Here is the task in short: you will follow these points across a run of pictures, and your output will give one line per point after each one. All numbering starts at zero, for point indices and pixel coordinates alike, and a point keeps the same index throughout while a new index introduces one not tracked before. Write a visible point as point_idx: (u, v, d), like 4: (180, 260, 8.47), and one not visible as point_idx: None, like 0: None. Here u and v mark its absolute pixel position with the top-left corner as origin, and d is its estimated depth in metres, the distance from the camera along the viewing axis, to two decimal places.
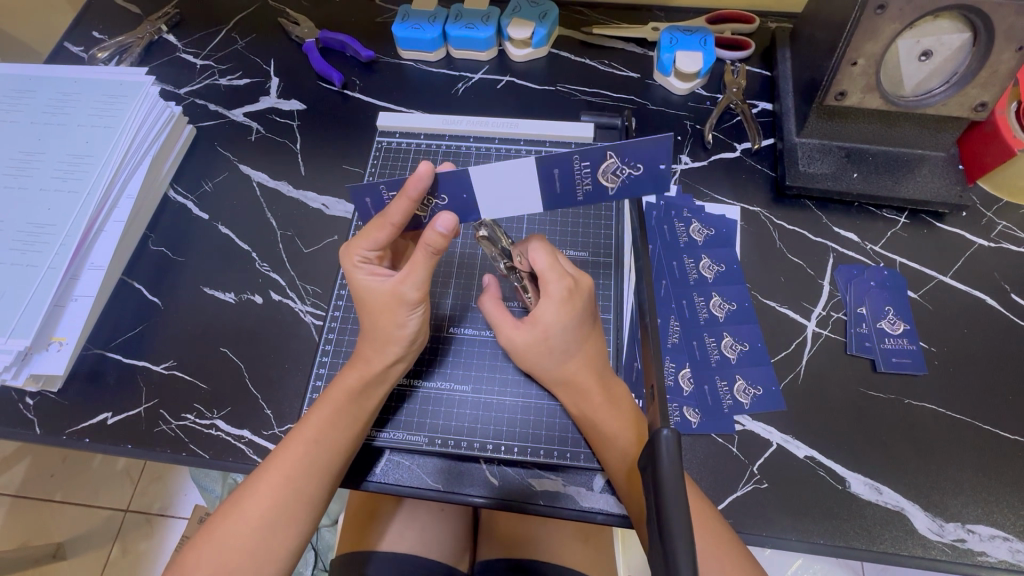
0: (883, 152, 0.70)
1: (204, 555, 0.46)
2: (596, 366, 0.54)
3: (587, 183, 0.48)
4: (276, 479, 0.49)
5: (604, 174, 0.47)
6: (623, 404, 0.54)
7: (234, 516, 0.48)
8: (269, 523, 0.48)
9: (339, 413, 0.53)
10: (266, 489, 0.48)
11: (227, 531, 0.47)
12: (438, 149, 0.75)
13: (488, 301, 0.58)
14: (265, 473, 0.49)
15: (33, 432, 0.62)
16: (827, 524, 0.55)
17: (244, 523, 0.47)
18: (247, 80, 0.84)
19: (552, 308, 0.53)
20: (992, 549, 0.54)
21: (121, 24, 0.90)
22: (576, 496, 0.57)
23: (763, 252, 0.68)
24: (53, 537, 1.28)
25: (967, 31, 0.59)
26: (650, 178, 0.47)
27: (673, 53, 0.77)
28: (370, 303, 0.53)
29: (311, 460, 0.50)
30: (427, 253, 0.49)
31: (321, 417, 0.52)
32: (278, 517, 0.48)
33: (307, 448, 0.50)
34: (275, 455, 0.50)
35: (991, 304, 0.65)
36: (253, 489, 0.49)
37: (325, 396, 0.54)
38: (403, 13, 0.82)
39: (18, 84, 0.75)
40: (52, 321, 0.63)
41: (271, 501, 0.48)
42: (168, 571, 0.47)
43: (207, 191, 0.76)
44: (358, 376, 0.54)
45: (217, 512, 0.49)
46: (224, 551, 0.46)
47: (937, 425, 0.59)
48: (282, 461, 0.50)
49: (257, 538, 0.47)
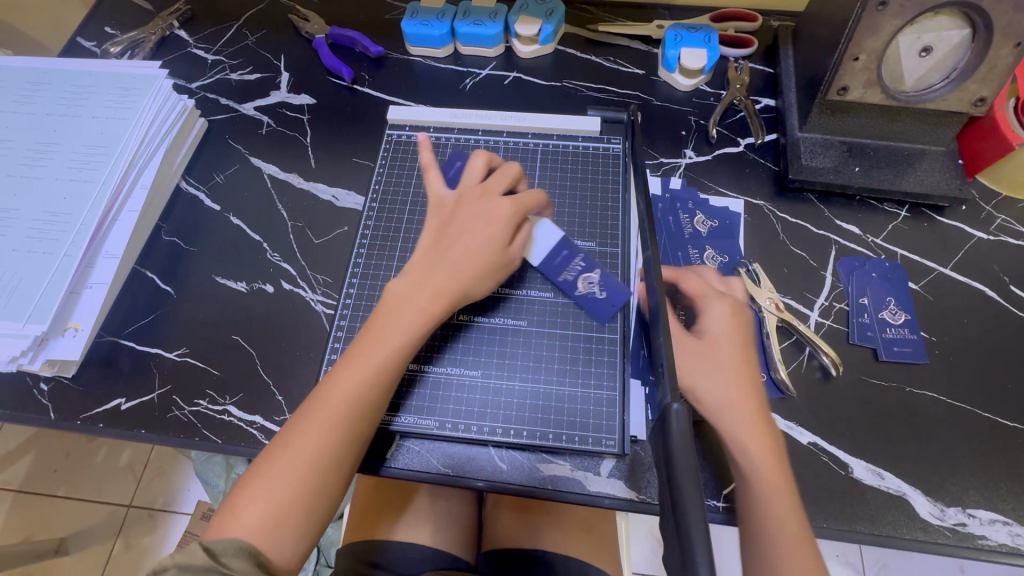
0: (884, 147, 0.71)
1: (252, 497, 0.47)
2: (733, 376, 0.55)
3: (571, 276, 0.63)
4: (318, 433, 0.49)
5: (583, 279, 0.62)
6: (749, 414, 0.53)
7: (275, 471, 0.48)
8: (311, 475, 0.48)
9: (399, 354, 0.53)
10: (318, 428, 0.49)
11: (266, 489, 0.47)
12: (447, 142, 0.76)
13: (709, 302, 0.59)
14: (306, 424, 0.49)
15: (48, 417, 0.62)
16: (830, 509, 0.56)
17: (299, 459, 0.48)
18: (258, 75, 0.85)
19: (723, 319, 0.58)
20: (992, 533, 0.55)
21: (134, 20, 0.92)
22: (583, 481, 0.58)
23: (766, 244, 0.70)
24: (56, 532, 1.29)
25: (966, 27, 0.60)
26: (602, 306, 0.62)
27: (678, 49, 0.78)
28: (473, 244, 0.56)
29: (356, 411, 0.50)
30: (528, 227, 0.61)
31: (382, 356, 0.52)
32: (334, 452, 0.49)
33: (356, 394, 0.51)
34: (334, 387, 0.51)
35: (991, 295, 0.66)
36: (306, 427, 0.49)
37: (379, 336, 0.53)
38: (413, 10, 0.84)
39: (34, 77, 0.77)
40: (67, 307, 0.64)
41: (314, 453, 0.49)
42: (222, 510, 0.48)
43: (219, 183, 0.77)
44: (417, 320, 0.53)
45: (254, 466, 0.49)
46: (279, 485, 0.48)
47: (937, 411, 0.60)
48: (323, 411, 0.50)
49: (301, 493, 0.48)
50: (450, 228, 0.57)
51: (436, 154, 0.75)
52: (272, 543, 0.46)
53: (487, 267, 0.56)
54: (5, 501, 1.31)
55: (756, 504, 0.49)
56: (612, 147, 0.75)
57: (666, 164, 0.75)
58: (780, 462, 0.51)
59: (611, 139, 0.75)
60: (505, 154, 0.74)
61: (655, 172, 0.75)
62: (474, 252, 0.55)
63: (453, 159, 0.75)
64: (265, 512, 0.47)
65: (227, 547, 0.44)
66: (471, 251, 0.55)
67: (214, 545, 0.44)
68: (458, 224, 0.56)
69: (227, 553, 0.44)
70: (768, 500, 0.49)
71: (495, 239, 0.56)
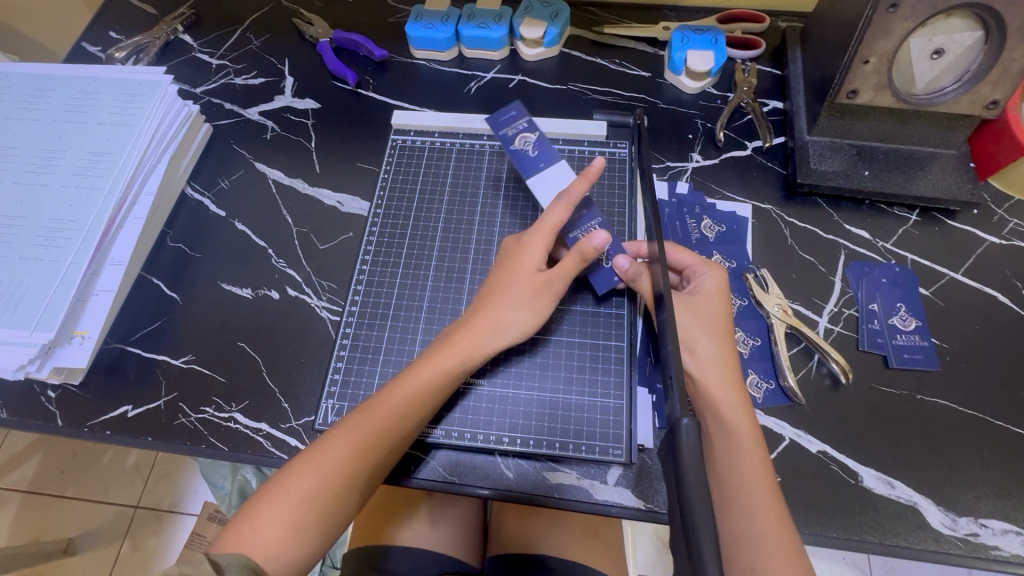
0: (894, 150, 0.70)
1: (271, 505, 0.49)
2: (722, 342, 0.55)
3: (585, 237, 0.65)
4: (339, 458, 0.51)
5: None
6: (730, 378, 0.54)
7: (290, 491, 0.50)
8: (323, 498, 0.50)
9: (432, 390, 0.55)
10: (343, 449, 0.52)
11: (278, 509, 0.49)
12: (451, 147, 0.76)
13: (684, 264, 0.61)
14: (329, 447, 0.52)
15: (56, 425, 0.63)
16: (839, 518, 0.55)
17: (320, 475, 0.50)
18: (262, 80, 0.85)
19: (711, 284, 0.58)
20: (1005, 543, 0.54)
21: (139, 24, 0.92)
22: (590, 489, 0.57)
23: (774, 248, 0.69)
24: (64, 532, 1.30)
25: (978, 28, 0.59)
26: (609, 272, 0.63)
27: (684, 52, 0.77)
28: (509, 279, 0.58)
29: (377, 445, 0.53)
30: (577, 258, 0.57)
31: (416, 387, 0.54)
32: (353, 475, 0.51)
33: (380, 429, 0.53)
34: (367, 410, 0.54)
35: (1003, 300, 0.65)
36: (334, 444, 0.52)
37: (417, 369, 0.56)
38: (417, 13, 0.83)
39: (39, 83, 0.77)
40: (74, 315, 0.64)
41: (330, 477, 0.51)
42: (241, 515, 0.50)
43: (224, 189, 0.77)
44: (451, 353, 0.56)
45: (273, 483, 0.51)
46: (297, 497, 0.50)
47: (949, 419, 0.59)
48: (347, 437, 0.52)
49: (311, 515, 0.50)
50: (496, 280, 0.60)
51: (440, 158, 0.75)
52: (274, 559, 0.48)
53: (522, 301, 0.57)
54: (14, 502, 1.32)
55: (731, 470, 0.50)
56: (618, 152, 0.74)
57: (673, 168, 0.75)
58: (756, 426, 0.52)
59: (616, 144, 0.75)
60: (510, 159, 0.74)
61: (661, 176, 0.74)
62: (510, 306, 0.57)
63: (458, 164, 0.74)
64: (281, 520, 0.49)
65: (235, 561, 0.45)
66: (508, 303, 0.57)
67: (222, 559, 0.44)
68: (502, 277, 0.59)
69: (232, 568, 0.44)
70: (744, 466, 0.50)
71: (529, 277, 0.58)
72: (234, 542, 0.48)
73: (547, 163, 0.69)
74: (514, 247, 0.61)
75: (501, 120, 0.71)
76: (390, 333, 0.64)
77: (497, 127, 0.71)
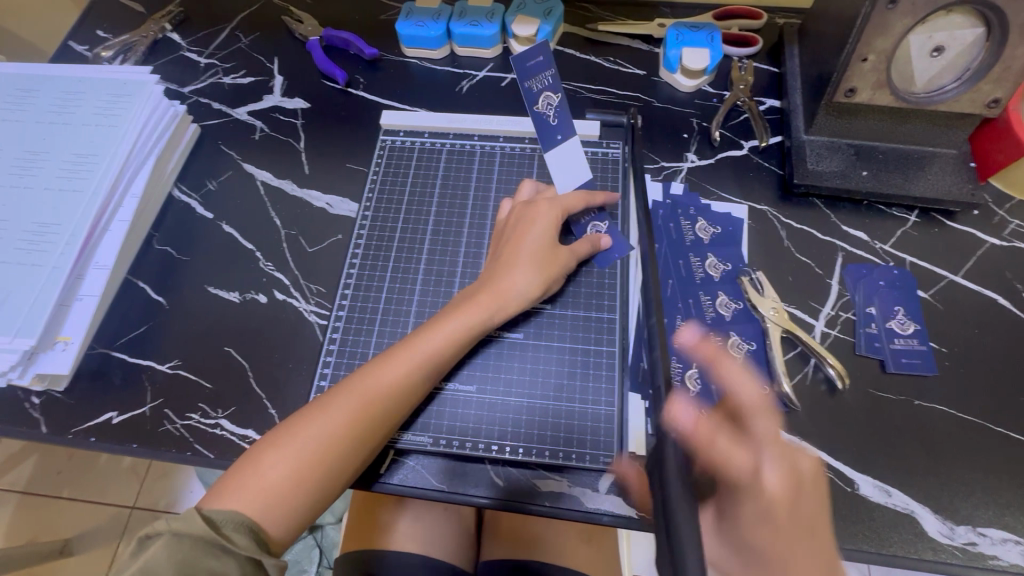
0: (893, 149, 0.69)
1: (279, 454, 0.49)
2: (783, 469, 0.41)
3: (585, 221, 0.67)
4: (337, 419, 0.51)
5: (592, 226, 0.67)
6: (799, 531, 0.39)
7: (286, 448, 0.49)
8: (319, 458, 0.49)
9: (446, 351, 0.55)
10: (356, 403, 0.52)
11: (272, 466, 0.48)
12: (442, 147, 0.74)
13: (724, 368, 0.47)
14: (327, 407, 0.51)
15: (40, 432, 0.62)
16: (835, 526, 0.54)
17: (329, 429, 0.50)
18: (251, 79, 0.84)
19: (751, 399, 0.45)
20: (1004, 552, 0.53)
21: (126, 23, 0.90)
22: (581, 497, 0.56)
23: (770, 251, 0.68)
24: (60, 533, 1.29)
25: (980, 25, 0.58)
26: (604, 253, 0.65)
27: (679, 49, 0.76)
28: (526, 246, 0.60)
29: (376, 409, 0.52)
30: (590, 243, 0.63)
31: (428, 348, 0.55)
32: (363, 430, 0.51)
33: (379, 393, 0.52)
34: (379, 368, 0.54)
35: (1004, 303, 0.64)
36: (344, 399, 0.52)
37: (429, 330, 0.56)
38: (407, 11, 0.82)
39: (23, 84, 0.75)
40: (57, 320, 0.63)
41: (328, 437, 0.50)
42: (245, 463, 0.49)
43: (212, 191, 0.76)
44: (466, 315, 0.57)
45: (267, 440, 0.50)
46: (304, 450, 0.49)
47: (947, 425, 0.58)
48: (347, 398, 0.52)
49: (305, 475, 0.49)
50: (499, 251, 0.61)
51: (431, 159, 0.74)
52: (267, 519, 0.47)
53: (541, 266, 0.60)
54: (10, 503, 1.31)
55: None
56: (612, 152, 0.73)
57: (667, 168, 0.73)
58: None
59: (610, 144, 0.73)
60: (502, 160, 0.73)
61: (656, 176, 0.73)
62: (514, 273, 0.59)
63: (449, 165, 0.73)
64: (288, 468, 0.49)
65: (228, 519, 0.45)
66: (513, 271, 0.59)
67: (214, 516, 0.45)
68: (507, 247, 0.61)
69: (227, 525, 0.45)
70: None
71: (546, 244, 0.61)
72: (224, 497, 0.47)
73: (563, 134, 0.71)
74: (528, 215, 0.62)
75: (526, 67, 0.68)
76: (378, 338, 0.63)
77: (523, 78, 0.68)
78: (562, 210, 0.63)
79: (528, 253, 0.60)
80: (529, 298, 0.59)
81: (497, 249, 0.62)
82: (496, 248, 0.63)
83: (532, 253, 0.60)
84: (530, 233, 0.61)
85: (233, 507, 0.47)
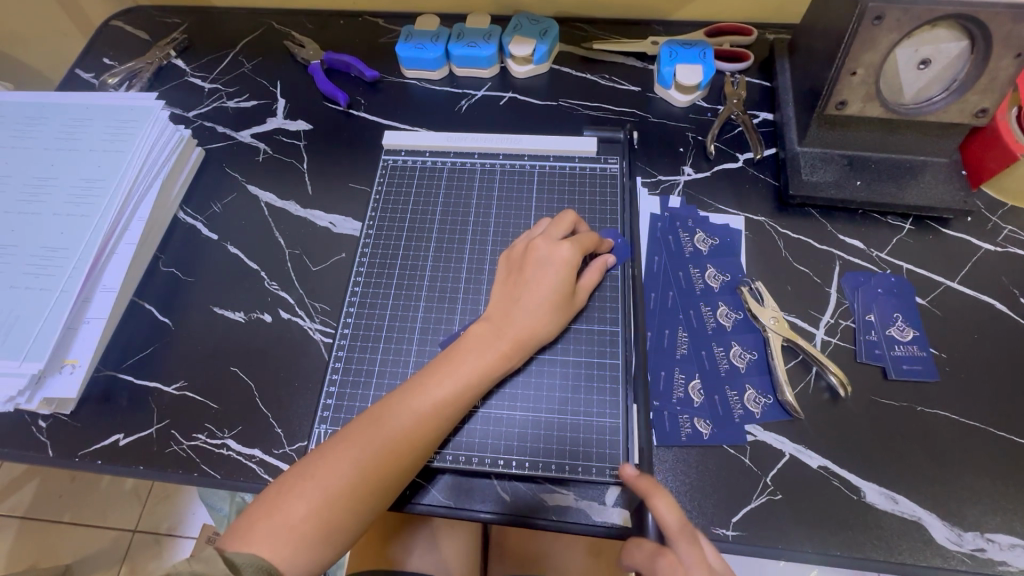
0: (884, 159, 0.70)
1: (296, 502, 0.49)
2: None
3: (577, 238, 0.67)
4: (359, 464, 0.50)
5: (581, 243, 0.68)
6: None
7: (305, 494, 0.49)
8: (343, 504, 0.50)
9: (463, 394, 0.55)
10: (374, 448, 0.51)
11: (297, 512, 0.49)
12: (443, 165, 0.76)
13: (660, 503, 0.48)
14: (347, 451, 0.51)
15: (46, 455, 0.62)
16: (844, 536, 0.54)
17: (347, 474, 0.50)
18: (254, 102, 0.86)
19: (677, 521, 0.47)
20: (1012, 558, 0.53)
21: (132, 50, 0.93)
22: (588, 510, 0.56)
23: (769, 261, 0.68)
24: (61, 559, 1.28)
25: (964, 39, 0.60)
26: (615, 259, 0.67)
27: (673, 66, 0.78)
28: (545, 291, 0.59)
29: (398, 451, 0.52)
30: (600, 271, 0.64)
31: (447, 391, 0.54)
32: (382, 476, 0.51)
33: (402, 438, 0.52)
34: (397, 410, 0.53)
35: (1001, 308, 0.64)
36: (361, 443, 0.51)
37: (448, 368, 0.56)
38: (407, 34, 0.84)
39: (33, 112, 0.77)
40: (64, 343, 0.64)
41: (351, 482, 0.50)
42: (265, 510, 0.49)
43: (216, 213, 0.77)
44: (490, 359, 0.57)
45: (286, 484, 0.50)
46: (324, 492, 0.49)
47: (950, 431, 0.58)
48: (367, 442, 0.51)
49: (330, 523, 0.49)
50: (515, 285, 0.60)
51: (432, 177, 0.75)
52: (292, 563, 0.48)
53: (556, 311, 0.60)
54: (10, 527, 1.30)
55: None
56: (609, 167, 0.74)
57: (664, 181, 0.74)
58: None
59: (607, 159, 0.75)
60: (502, 176, 0.74)
61: (654, 190, 0.74)
62: (535, 318, 0.59)
63: (449, 182, 0.74)
64: (309, 518, 0.49)
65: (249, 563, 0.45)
66: (531, 314, 0.59)
67: (236, 560, 0.46)
68: (525, 285, 0.60)
69: (247, 568, 0.46)
70: None
71: (564, 290, 0.60)
72: (247, 541, 0.48)
73: None
74: (546, 256, 0.60)
75: None
76: (382, 355, 0.64)
77: None
78: (573, 254, 0.61)
79: (547, 296, 0.59)
80: (545, 339, 0.60)
81: (510, 280, 0.61)
82: (509, 278, 0.61)
83: (550, 298, 0.59)
84: (546, 273, 0.60)
85: (258, 552, 0.47)
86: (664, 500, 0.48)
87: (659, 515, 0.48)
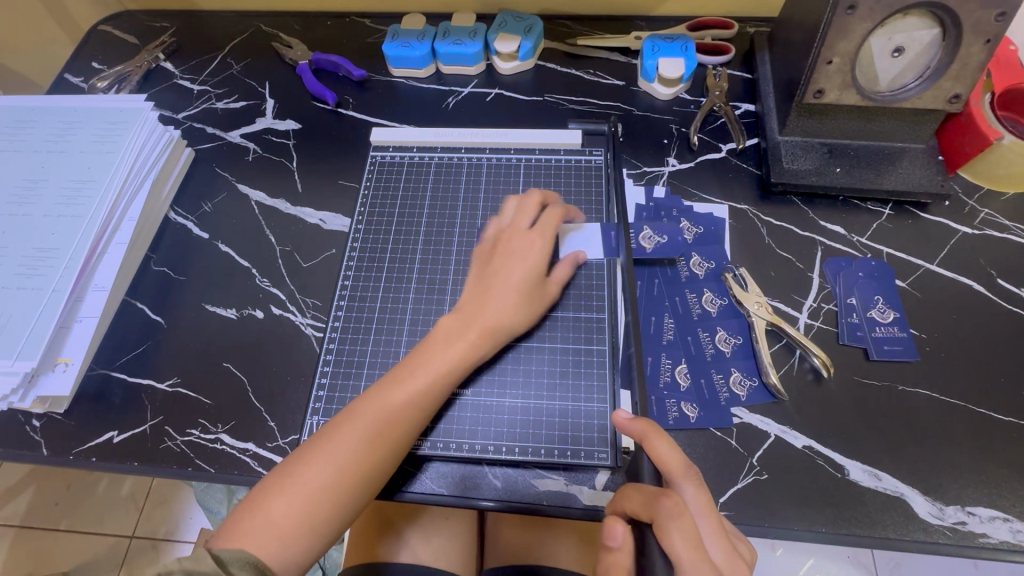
0: (863, 146, 0.71)
1: (279, 498, 0.50)
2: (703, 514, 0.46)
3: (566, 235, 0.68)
4: (342, 456, 0.51)
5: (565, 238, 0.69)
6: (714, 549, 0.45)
7: (290, 489, 0.50)
8: (328, 497, 0.50)
9: (438, 383, 0.56)
10: (354, 441, 0.52)
11: (282, 508, 0.49)
12: (430, 160, 0.77)
13: (660, 445, 0.47)
14: (328, 447, 0.52)
15: (41, 453, 0.62)
16: (830, 513, 0.55)
17: (329, 467, 0.51)
18: (243, 103, 0.86)
19: (677, 464, 0.47)
20: (993, 530, 0.54)
21: (121, 54, 0.93)
22: (578, 495, 0.57)
23: (752, 248, 0.70)
24: (59, 567, 1.27)
25: (935, 26, 0.61)
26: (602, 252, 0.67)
27: (656, 59, 0.79)
28: (513, 283, 0.60)
29: (379, 443, 0.53)
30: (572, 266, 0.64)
31: (423, 380, 0.55)
32: (363, 467, 0.52)
33: (382, 430, 0.53)
34: (376, 402, 0.54)
35: (979, 289, 0.66)
36: (341, 437, 0.52)
37: (424, 359, 0.57)
38: (393, 33, 0.86)
39: (22, 115, 0.78)
40: (58, 342, 0.64)
41: (335, 475, 0.51)
42: (251, 506, 0.50)
43: (207, 212, 0.77)
44: (462, 348, 0.57)
45: (272, 481, 0.51)
46: (308, 488, 0.50)
47: (931, 409, 0.59)
48: (348, 437, 0.52)
49: (316, 516, 0.50)
50: (487, 276, 0.61)
51: (420, 172, 0.76)
52: (280, 558, 0.49)
53: (525, 302, 0.60)
54: (7, 536, 1.30)
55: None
56: (595, 159, 0.75)
57: (649, 172, 0.76)
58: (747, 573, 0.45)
59: (592, 151, 0.76)
60: (488, 171, 0.75)
61: (638, 181, 0.75)
62: (503, 307, 0.59)
63: (437, 177, 0.75)
64: (294, 513, 0.49)
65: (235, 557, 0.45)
66: (500, 302, 0.59)
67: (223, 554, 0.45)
68: (495, 275, 0.61)
69: (235, 564, 0.45)
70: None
71: (533, 282, 0.61)
72: (235, 538, 0.48)
73: None
74: (518, 248, 0.62)
75: None
76: (373, 347, 0.65)
77: None
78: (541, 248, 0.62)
79: (516, 285, 0.60)
80: (515, 329, 0.60)
81: (483, 270, 0.62)
82: (482, 269, 0.62)
83: (520, 288, 0.60)
84: (514, 265, 0.61)
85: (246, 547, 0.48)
86: (664, 441, 0.48)
87: (658, 457, 0.47)
